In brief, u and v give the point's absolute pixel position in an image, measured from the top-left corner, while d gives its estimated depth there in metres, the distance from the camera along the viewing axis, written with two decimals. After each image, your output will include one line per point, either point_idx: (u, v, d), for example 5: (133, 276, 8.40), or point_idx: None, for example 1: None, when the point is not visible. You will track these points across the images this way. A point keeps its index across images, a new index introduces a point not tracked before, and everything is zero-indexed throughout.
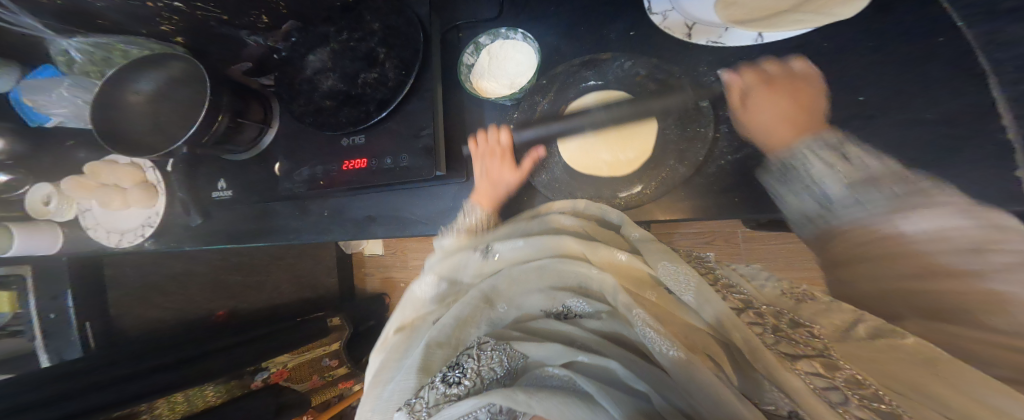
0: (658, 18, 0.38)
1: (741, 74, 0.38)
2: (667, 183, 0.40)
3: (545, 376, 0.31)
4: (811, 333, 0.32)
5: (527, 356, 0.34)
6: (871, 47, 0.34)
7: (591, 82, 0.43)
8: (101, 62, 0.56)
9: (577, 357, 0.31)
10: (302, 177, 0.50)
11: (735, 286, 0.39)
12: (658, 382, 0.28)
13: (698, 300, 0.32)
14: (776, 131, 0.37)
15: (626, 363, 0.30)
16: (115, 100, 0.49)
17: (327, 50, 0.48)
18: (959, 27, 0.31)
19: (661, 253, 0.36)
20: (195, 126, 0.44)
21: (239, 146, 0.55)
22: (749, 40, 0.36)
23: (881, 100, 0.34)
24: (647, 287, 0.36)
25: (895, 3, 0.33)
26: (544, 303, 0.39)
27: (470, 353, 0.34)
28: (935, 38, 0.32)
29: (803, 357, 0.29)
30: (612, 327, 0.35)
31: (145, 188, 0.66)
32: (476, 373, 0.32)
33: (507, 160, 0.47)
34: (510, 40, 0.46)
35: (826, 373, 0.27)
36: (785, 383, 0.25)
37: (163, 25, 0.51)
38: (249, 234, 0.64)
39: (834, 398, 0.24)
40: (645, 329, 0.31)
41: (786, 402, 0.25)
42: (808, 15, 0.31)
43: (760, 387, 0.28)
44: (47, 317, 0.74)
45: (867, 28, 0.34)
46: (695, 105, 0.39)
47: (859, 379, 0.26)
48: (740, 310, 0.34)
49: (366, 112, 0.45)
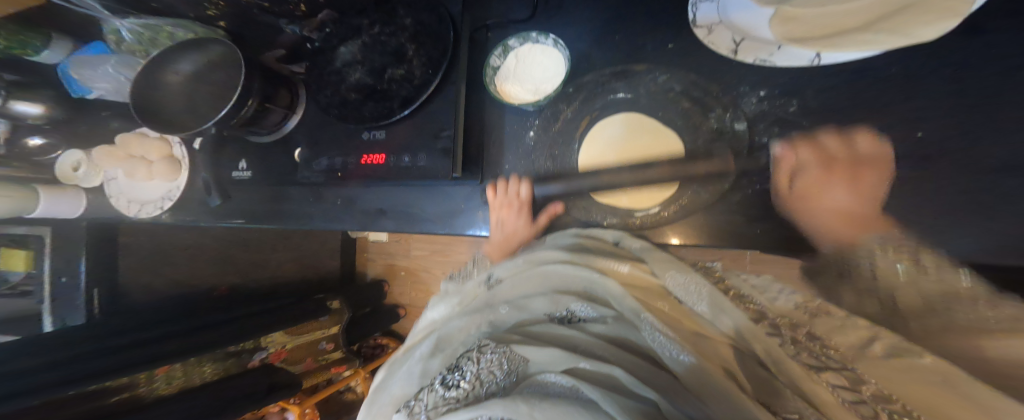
0: (703, 30, 0.37)
1: (798, 149, 0.36)
2: (689, 206, 0.39)
3: (546, 383, 0.29)
4: (828, 346, 0.35)
5: (528, 361, 0.32)
6: (945, 76, 0.31)
7: (620, 94, 0.42)
8: (147, 42, 0.56)
9: (579, 363, 0.29)
10: (320, 166, 0.50)
11: (746, 296, 0.38)
12: (671, 393, 0.26)
13: (714, 311, 0.34)
14: (815, 207, 0.37)
15: (635, 371, 0.28)
16: (156, 78, 0.50)
17: (357, 43, 0.48)
18: None
19: (669, 262, 0.37)
20: (224, 111, 0.45)
21: (262, 129, 0.56)
22: (805, 60, 0.34)
23: (942, 137, 0.32)
24: (654, 296, 0.36)
25: (983, 26, 0.30)
26: (548, 307, 0.38)
27: (470, 356, 0.33)
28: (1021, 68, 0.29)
29: (830, 369, 0.31)
30: (618, 331, 0.33)
31: (169, 162, 0.67)
32: (476, 377, 0.31)
33: (524, 213, 0.48)
34: (541, 44, 0.46)
35: (853, 386, 0.29)
36: (809, 391, 0.27)
37: (210, 10, 0.54)
38: (263, 216, 0.65)
39: (865, 411, 0.26)
40: (654, 333, 0.32)
41: (808, 412, 0.25)
42: (879, 36, 0.31)
43: (782, 399, 0.27)
44: (60, 279, 0.77)
45: (934, 55, 0.31)
46: (729, 127, 0.37)
47: (885, 394, 0.28)
48: (758, 320, 0.34)
49: (390, 108, 0.45)
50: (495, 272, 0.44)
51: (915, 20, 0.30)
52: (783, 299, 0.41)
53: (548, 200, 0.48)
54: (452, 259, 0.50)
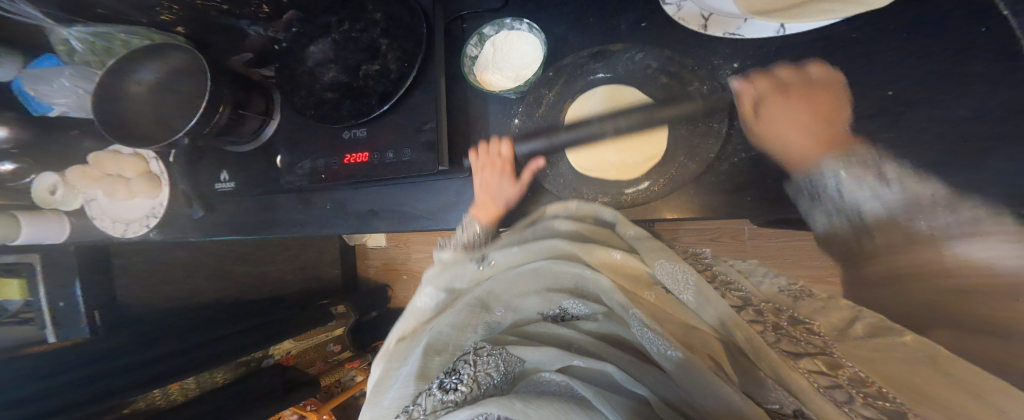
0: (673, 8, 0.37)
1: (751, 81, 0.36)
2: (677, 179, 0.39)
3: (542, 382, 0.32)
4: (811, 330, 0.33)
5: (525, 361, 0.34)
6: (902, 39, 0.32)
7: (599, 74, 0.42)
8: (102, 52, 0.54)
9: (573, 361, 0.31)
10: (303, 170, 0.50)
11: (732, 283, 0.38)
12: (656, 384, 0.29)
13: (698, 301, 0.32)
14: (789, 133, 0.36)
15: (622, 364, 0.31)
16: (119, 88, 0.49)
17: (327, 40, 0.47)
18: (1004, 13, 0.29)
19: (659, 251, 0.37)
20: (197, 118, 0.44)
21: (241, 137, 0.55)
22: (771, 32, 0.34)
23: (910, 95, 0.32)
24: (643, 287, 0.37)
25: None
26: (542, 305, 0.40)
27: (466, 359, 0.35)
28: (973, 30, 0.30)
29: (806, 355, 0.29)
30: (609, 328, 0.36)
31: (149, 179, 0.66)
32: (473, 379, 0.33)
33: (507, 171, 0.46)
34: (516, 31, 0.45)
35: (830, 371, 0.27)
36: (786, 379, 0.25)
37: (162, 14, 0.50)
38: (253, 226, 0.64)
39: (838, 396, 0.24)
40: (643, 328, 0.32)
41: (790, 401, 0.24)
42: (835, 5, 0.29)
43: (762, 389, 0.26)
44: (57, 305, 0.75)
45: (892, 17, 0.32)
46: (709, 99, 0.37)
47: (862, 377, 0.26)
48: (739, 307, 0.33)
49: (369, 105, 0.44)
50: (492, 257, 0.43)
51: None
52: (767, 282, 0.42)
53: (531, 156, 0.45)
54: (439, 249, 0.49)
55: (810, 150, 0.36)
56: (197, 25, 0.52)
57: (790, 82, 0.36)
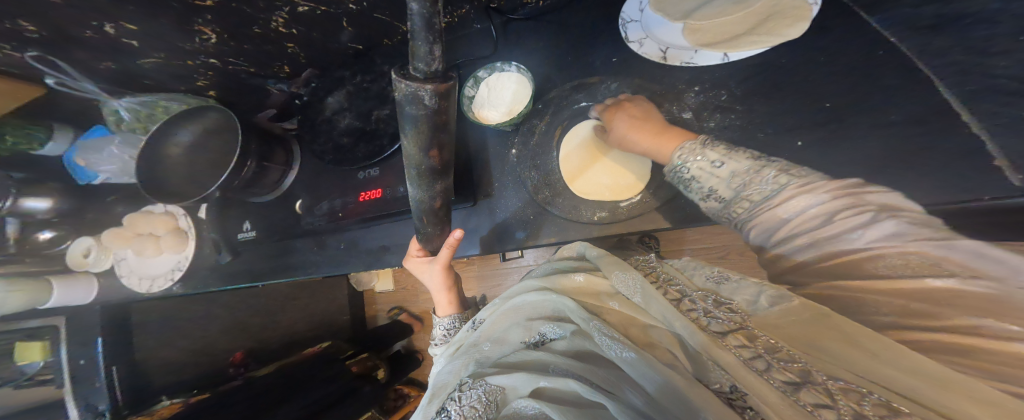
0: (636, 44, 0.43)
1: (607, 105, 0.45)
2: (664, 190, 0.44)
3: (520, 411, 0.32)
4: (732, 309, 0.32)
5: (504, 388, 0.34)
6: (819, 61, 0.38)
7: (583, 103, 0.48)
8: (144, 118, 0.61)
9: (541, 383, 0.32)
10: (322, 210, 0.54)
11: (671, 279, 0.38)
12: (622, 394, 0.28)
13: (646, 299, 0.33)
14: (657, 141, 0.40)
15: (589, 377, 0.31)
16: (159, 153, 0.54)
17: (343, 92, 0.53)
18: (890, 38, 0.36)
19: (614, 263, 0.37)
20: (227, 173, 0.49)
21: (264, 189, 0.60)
22: (717, 59, 0.40)
23: (846, 100, 0.37)
24: (603, 299, 0.36)
25: (828, 24, 0.38)
26: (523, 335, 0.39)
27: (454, 397, 0.36)
28: (873, 53, 0.37)
29: (730, 333, 0.29)
30: (579, 344, 0.35)
31: (175, 234, 0.70)
32: (460, 415, 0.34)
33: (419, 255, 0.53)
34: (506, 72, 0.51)
35: (750, 344, 0.28)
36: (718, 359, 0.26)
37: (199, 80, 0.57)
38: (271, 271, 0.67)
39: (760, 366, 0.25)
40: (600, 336, 0.31)
41: (730, 381, 0.25)
42: (760, 37, 0.38)
43: (703, 369, 0.27)
44: (78, 362, 0.73)
45: (815, 42, 0.39)
46: (680, 117, 0.43)
47: (772, 344, 0.27)
48: (679, 299, 0.34)
49: (381, 146, 0.49)
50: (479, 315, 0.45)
51: (783, 23, 0.38)
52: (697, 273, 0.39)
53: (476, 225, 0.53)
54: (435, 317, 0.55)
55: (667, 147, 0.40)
56: (225, 86, 0.60)
57: (746, 98, 0.40)
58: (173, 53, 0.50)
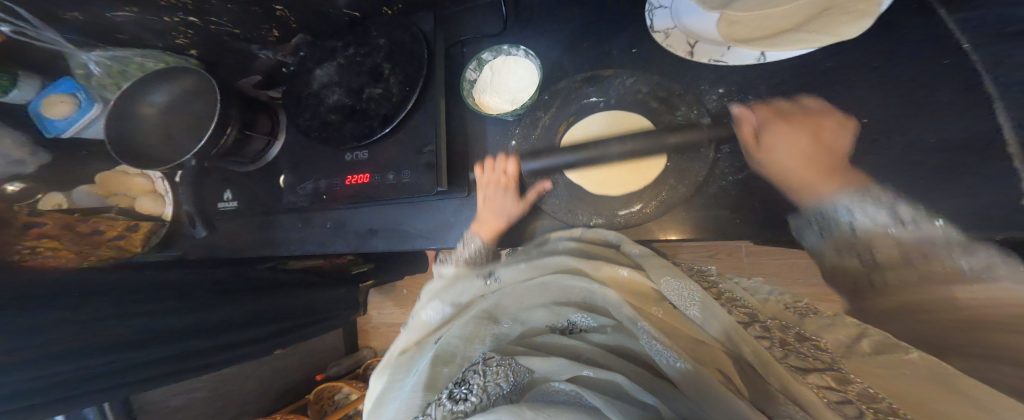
0: (661, 35, 0.41)
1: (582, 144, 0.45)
2: (669, 200, 0.40)
3: (552, 392, 0.29)
4: (818, 347, 0.36)
5: (533, 371, 0.32)
6: (872, 68, 0.35)
7: (593, 97, 0.44)
8: (117, 75, 0.54)
9: (583, 371, 0.30)
10: (305, 190, 0.51)
11: (737, 300, 0.40)
12: (676, 403, 0.27)
13: (706, 315, 0.34)
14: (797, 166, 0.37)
15: (633, 378, 0.29)
16: (131, 109, 0.50)
17: (332, 64, 0.49)
18: (966, 47, 0.32)
19: (662, 269, 0.38)
20: (203, 141, 0.45)
21: (245, 158, 0.56)
22: (753, 58, 0.37)
23: (882, 123, 0.35)
24: (650, 302, 0.37)
25: (895, 25, 0.34)
26: (548, 318, 0.38)
27: (476, 369, 0.32)
28: (937, 61, 0.33)
29: (815, 371, 0.30)
30: (618, 341, 0.35)
31: (153, 197, 0.64)
32: (483, 390, 0.30)
33: (512, 188, 0.47)
34: (513, 56, 0.47)
35: (838, 386, 0.28)
36: (797, 392, 0.25)
37: (178, 39, 0.52)
38: (252, 246, 0.65)
39: (847, 411, 0.24)
40: (652, 342, 0.31)
41: (798, 411, 0.24)
42: (809, 34, 0.34)
43: (773, 401, 0.26)
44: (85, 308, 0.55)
45: (862, 49, 0.35)
46: (696, 121, 0.39)
47: (870, 393, 0.27)
48: (747, 323, 0.35)
49: (370, 127, 0.45)
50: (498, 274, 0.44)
51: (838, 19, 0.33)
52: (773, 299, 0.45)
53: (536, 175, 0.46)
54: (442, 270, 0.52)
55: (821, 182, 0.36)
56: (210, 48, 0.55)
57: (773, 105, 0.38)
58: (145, 7, 0.46)
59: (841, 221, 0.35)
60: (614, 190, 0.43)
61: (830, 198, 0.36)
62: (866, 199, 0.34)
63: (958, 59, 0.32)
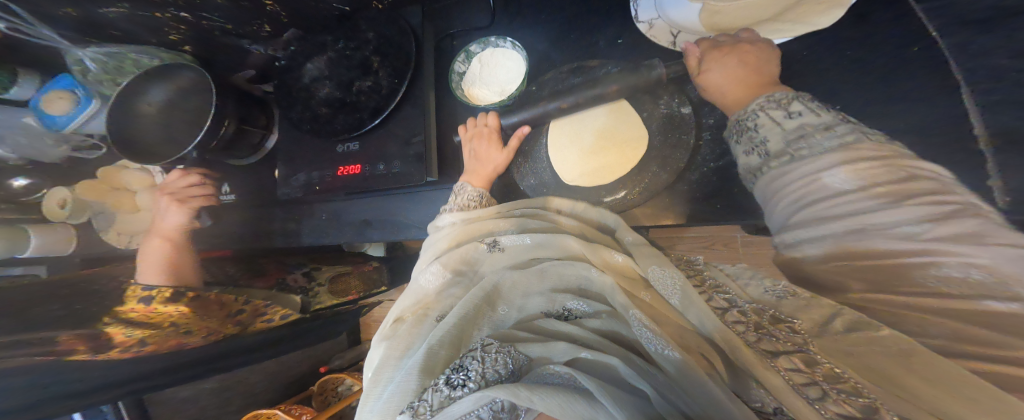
0: (646, 25, 0.41)
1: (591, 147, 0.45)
2: (651, 187, 0.41)
3: (547, 374, 0.30)
4: (795, 329, 0.30)
5: (531, 355, 0.33)
6: (846, 57, 0.36)
7: (579, 88, 0.45)
8: (114, 71, 0.51)
9: (581, 354, 0.31)
10: (299, 182, 0.52)
11: (721, 286, 0.37)
12: (658, 384, 0.28)
13: (684, 303, 0.33)
14: (732, 88, 0.38)
15: (624, 358, 0.31)
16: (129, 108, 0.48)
17: (323, 58, 0.49)
18: (936, 35, 0.33)
19: (651, 256, 0.37)
20: (203, 131, 0.46)
21: (244, 152, 0.57)
22: (729, 47, 0.40)
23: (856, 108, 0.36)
24: (639, 287, 0.36)
25: (869, 13, 0.36)
26: (544, 305, 0.39)
27: (474, 356, 0.32)
28: (909, 48, 0.34)
29: (782, 353, 0.28)
30: (612, 327, 0.35)
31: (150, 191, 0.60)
32: (482, 376, 0.30)
33: (494, 140, 0.46)
34: (500, 48, 0.48)
35: (805, 368, 0.26)
36: (765, 378, 0.25)
37: (171, 35, 0.52)
38: (254, 238, 0.67)
39: (815, 393, 0.24)
40: (642, 328, 0.31)
41: (768, 399, 0.25)
42: (788, 25, 0.36)
43: (744, 386, 0.28)
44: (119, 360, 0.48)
45: (838, 37, 0.36)
46: (678, 111, 0.41)
47: (835, 372, 0.25)
48: (729, 309, 0.33)
49: (361, 120, 0.46)
50: (501, 241, 0.42)
51: (814, 8, 0.35)
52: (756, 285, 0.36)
53: (514, 125, 0.45)
54: (437, 222, 0.48)
55: (737, 94, 0.37)
56: (202, 44, 0.55)
57: None
58: (137, 4, 0.46)
59: (754, 120, 0.36)
60: (605, 177, 0.44)
61: (745, 107, 0.37)
62: (795, 101, 0.35)
63: (927, 47, 0.33)
